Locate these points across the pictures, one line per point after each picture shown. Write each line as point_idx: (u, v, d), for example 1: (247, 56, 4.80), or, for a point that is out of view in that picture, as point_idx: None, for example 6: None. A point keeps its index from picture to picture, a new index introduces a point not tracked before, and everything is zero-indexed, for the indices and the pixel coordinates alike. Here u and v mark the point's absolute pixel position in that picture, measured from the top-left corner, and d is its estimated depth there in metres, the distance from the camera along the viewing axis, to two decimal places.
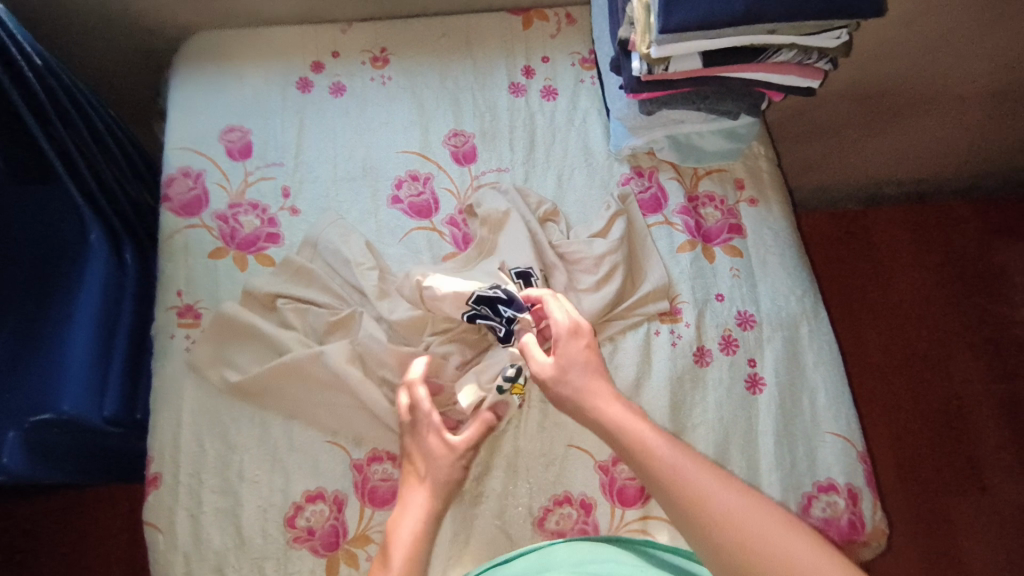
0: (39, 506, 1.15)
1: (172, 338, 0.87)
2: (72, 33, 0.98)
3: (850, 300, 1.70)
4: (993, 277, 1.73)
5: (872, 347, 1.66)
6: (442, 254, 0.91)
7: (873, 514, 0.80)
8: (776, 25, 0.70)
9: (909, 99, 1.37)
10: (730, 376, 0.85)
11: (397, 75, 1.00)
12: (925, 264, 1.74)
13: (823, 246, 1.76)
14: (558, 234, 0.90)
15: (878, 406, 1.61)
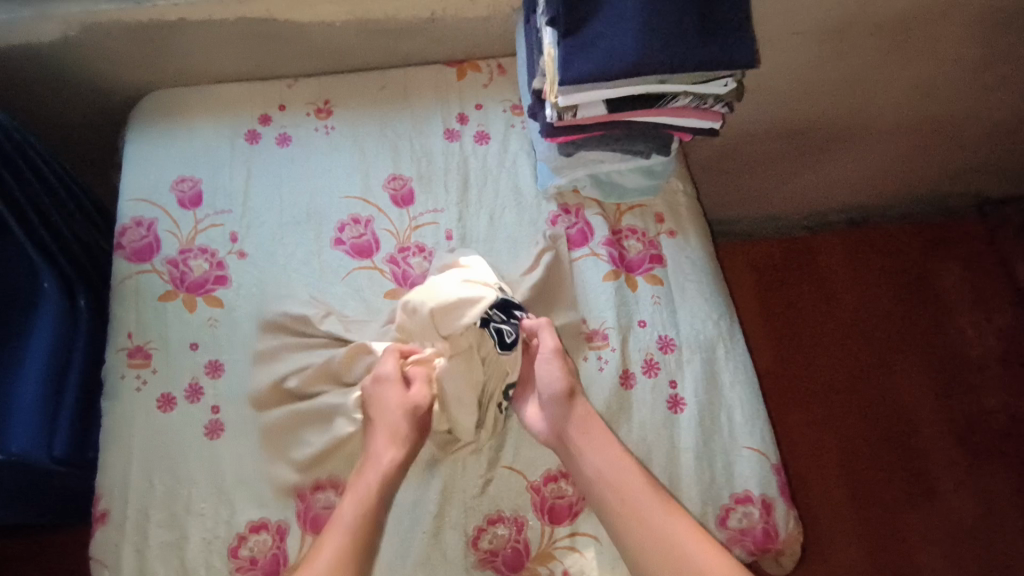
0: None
1: (123, 378, 0.91)
2: (31, 94, 1.04)
3: (799, 323, 1.77)
4: (935, 296, 1.80)
5: (818, 368, 1.72)
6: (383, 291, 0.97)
7: (787, 522, 0.85)
8: (668, 75, 0.78)
9: (829, 131, 1.48)
10: (653, 397, 0.90)
11: (340, 125, 1.07)
12: (869, 285, 1.81)
13: (771, 272, 1.82)
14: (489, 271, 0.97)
15: (825, 426, 1.66)
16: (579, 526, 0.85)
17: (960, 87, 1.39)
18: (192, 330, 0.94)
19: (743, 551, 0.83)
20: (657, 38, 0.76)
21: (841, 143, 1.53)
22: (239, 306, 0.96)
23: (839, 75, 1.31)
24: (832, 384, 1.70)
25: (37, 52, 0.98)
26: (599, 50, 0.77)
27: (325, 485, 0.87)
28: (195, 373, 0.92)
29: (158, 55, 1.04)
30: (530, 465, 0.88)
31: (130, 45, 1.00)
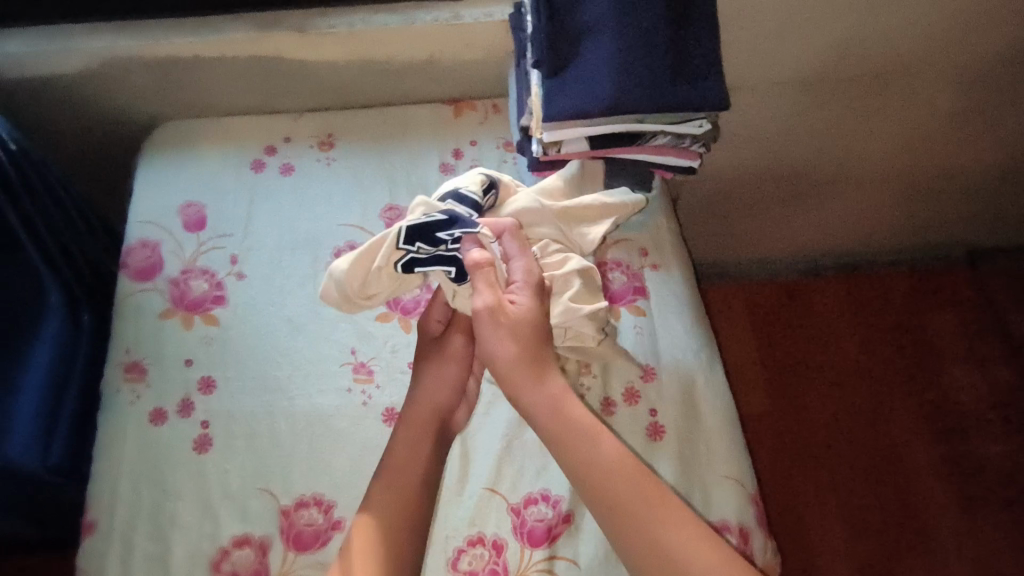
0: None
1: (119, 392, 0.94)
2: (51, 122, 1.11)
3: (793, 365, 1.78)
4: (926, 345, 1.81)
5: (811, 412, 1.73)
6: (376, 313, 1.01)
7: (764, 552, 0.85)
8: (644, 115, 0.84)
9: (820, 177, 1.53)
10: (632, 424, 0.93)
11: (341, 157, 1.12)
12: (860, 333, 1.83)
13: (765, 314, 1.85)
14: None
15: (818, 470, 1.66)
16: (558, 549, 0.86)
17: (942, 137, 1.44)
18: (188, 347, 0.98)
19: None
20: (634, 80, 0.81)
21: (830, 189, 1.58)
22: (234, 325, 1.00)
23: (822, 121, 1.36)
24: (825, 428, 1.71)
25: (60, 82, 1.05)
26: (579, 91, 0.83)
27: (309, 502, 0.88)
28: (189, 388, 0.95)
29: (172, 88, 1.10)
30: (511, 487, 0.90)
31: (146, 78, 1.07)
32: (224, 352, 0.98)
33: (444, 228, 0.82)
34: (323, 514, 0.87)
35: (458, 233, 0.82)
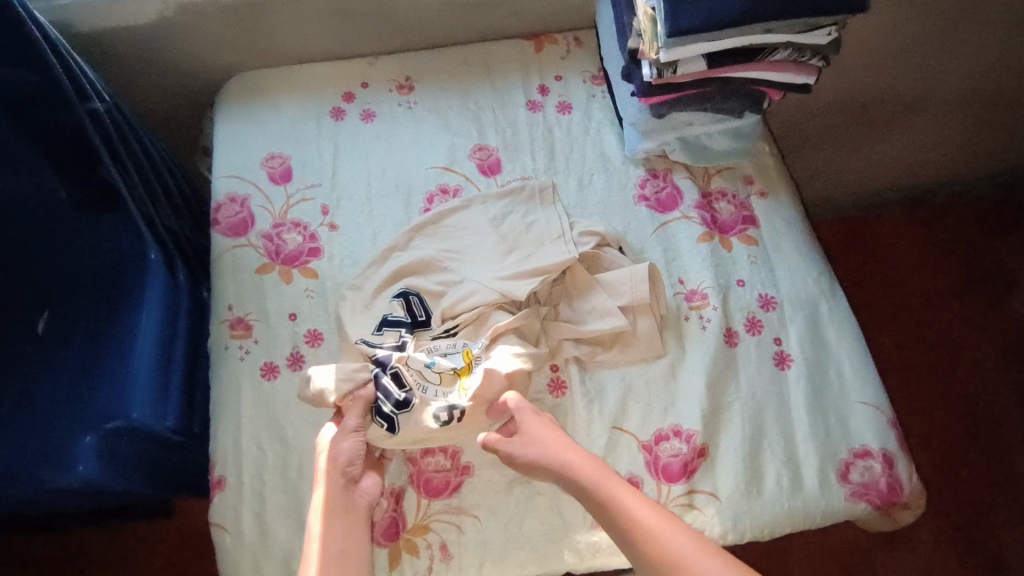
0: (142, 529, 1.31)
1: (227, 349, 0.92)
2: (125, 82, 1.08)
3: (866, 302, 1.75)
4: (999, 284, 1.77)
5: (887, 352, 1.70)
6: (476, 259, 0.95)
7: (909, 477, 0.83)
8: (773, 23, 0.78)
9: (896, 105, 1.48)
10: (758, 355, 0.90)
11: (422, 100, 1.08)
12: (931, 273, 1.79)
13: (832, 253, 1.82)
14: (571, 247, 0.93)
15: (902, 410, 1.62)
16: (695, 483, 0.84)
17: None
18: (290, 301, 0.95)
19: (869, 505, 0.82)
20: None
21: (905, 116, 1.53)
22: (334, 277, 0.96)
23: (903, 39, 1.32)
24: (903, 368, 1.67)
25: (132, 35, 1.01)
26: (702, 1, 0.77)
27: (434, 449, 0.88)
28: (296, 342, 0.93)
29: (245, 36, 1.06)
30: (639, 424, 0.87)
31: (221, 24, 1.03)
32: (328, 303, 0.95)
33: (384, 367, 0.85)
34: (451, 460, 0.87)
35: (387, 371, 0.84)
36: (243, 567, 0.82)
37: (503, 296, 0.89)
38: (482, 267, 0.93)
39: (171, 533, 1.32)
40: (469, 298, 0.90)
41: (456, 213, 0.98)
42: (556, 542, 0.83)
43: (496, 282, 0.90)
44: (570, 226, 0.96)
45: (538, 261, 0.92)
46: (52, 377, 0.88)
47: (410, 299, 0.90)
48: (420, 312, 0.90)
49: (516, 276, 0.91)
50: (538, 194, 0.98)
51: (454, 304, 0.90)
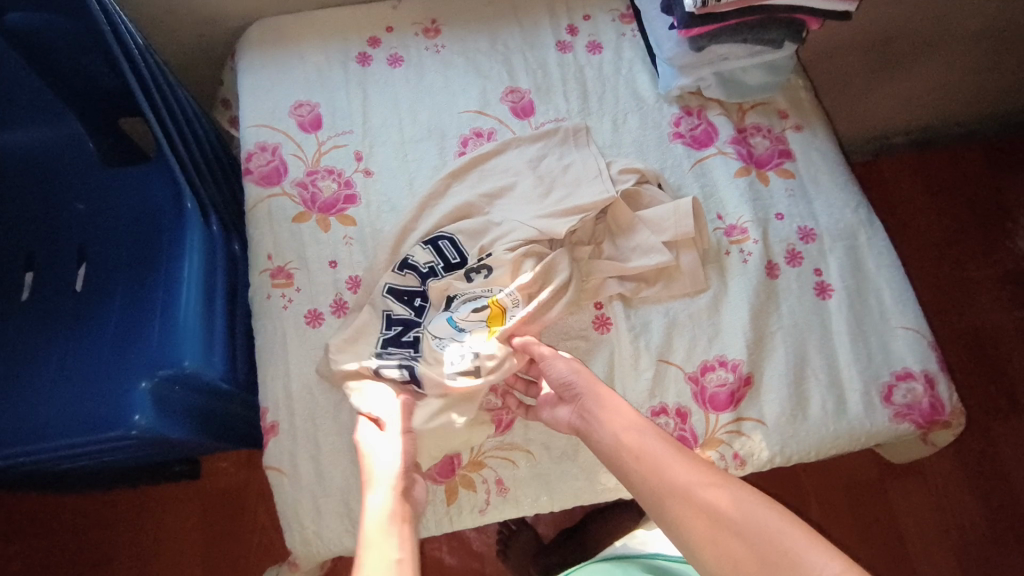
0: (181, 491, 1.32)
1: (269, 298, 0.91)
2: (146, 30, 1.07)
3: None
4: (1007, 223, 1.81)
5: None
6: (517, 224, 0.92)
7: (950, 397, 0.85)
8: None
9: (911, 42, 1.50)
10: (799, 285, 0.91)
11: (450, 43, 1.07)
12: (940, 215, 1.81)
13: None
14: (607, 184, 0.92)
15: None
16: (743, 411, 0.85)
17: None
18: (329, 248, 0.94)
19: (912, 425, 0.84)
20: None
21: (920, 56, 1.55)
22: (372, 223, 0.96)
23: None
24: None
25: None
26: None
27: None
28: (339, 289, 0.92)
29: None
30: (686, 357, 0.88)
31: None
32: (367, 249, 0.94)
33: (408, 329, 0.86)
34: (499, 398, 0.87)
35: (410, 335, 0.86)
36: (301, 511, 0.81)
37: (542, 235, 0.89)
38: (520, 210, 0.92)
39: (206, 493, 1.33)
40: (509, 235, 0.89)
41: (492, 156, 0.97)
42: (610, 473, 0.85)
43: (535, 220, 0.89)
44: (608, 166, 0.95)
45: (578, 198, 0.91)
46: (96, 329, 0.87)
47: (442, 244, 0.89)
48: (454, 255, 0.89)
49: (549, 216, 0.90)
50: (568, 137, 0.97)
51: (492, 242, 0.89)
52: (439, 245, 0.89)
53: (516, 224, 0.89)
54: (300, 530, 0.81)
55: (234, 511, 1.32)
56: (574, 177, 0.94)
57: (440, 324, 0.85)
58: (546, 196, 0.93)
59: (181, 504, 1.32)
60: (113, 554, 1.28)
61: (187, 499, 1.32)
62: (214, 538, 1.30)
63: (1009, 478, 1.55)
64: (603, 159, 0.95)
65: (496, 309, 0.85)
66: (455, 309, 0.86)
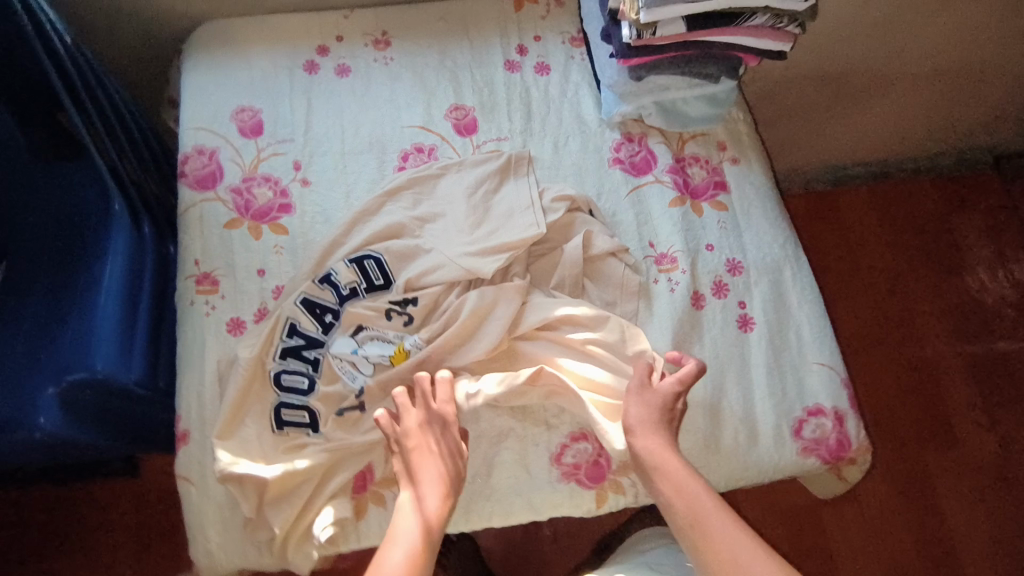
0: (110, 490, 1.31)
1: (192, 304, 0.91)
2: (87, 24, 1.05)
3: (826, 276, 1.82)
4: (955, 258, 1.85)
5: (847, 329, 1.77)
6: (448, 246, 0.92)
7: (857, 433, 0.87)
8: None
9: (865, 77, 1.53)
10: (723, 318, 0.92)
11: (399, 56, 1.07)
12: (892, 251, 1.85)
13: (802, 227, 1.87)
14: (535, 215, 0.92)
15: (858, 383, 1.71)
16: None
17: (980, 26, 1.45)
18: (259, 256, 0.94)
19: (818, 459, 0.85)
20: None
21: (875, 90, 1.58)
22: (305, 233, 0.96)
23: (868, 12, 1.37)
24: (860, 346, 1.75)
25: None
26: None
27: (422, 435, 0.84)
28: (264, 298, 0.92)
29: None
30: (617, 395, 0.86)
31: None
32: (297, 260, 0.94)
33: (308, 345, 0.89)
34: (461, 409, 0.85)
35: (313, 355, 0.89)
36: (207, 518, 0.83)
37: (468, 274, 0.90)
38: (451, 241, 0.92)
39: (135, 493, 1.31)
40: (435, 272, 0.90)
41: (429, 174, 0.98)
42: (520, 496, 0.85)
43: (464, 258, 0.90)
44: (540, 193, 0.96)
45: (507, 233, 0.92)
46: (11, 328, 0.86)
47: (365, 264, 0.91)
48: (378, 277, 0.92)
49: (480, 254, 0.90)
50: (510, 163, 0.97)
51: (418, 276, 0.90)
52: (366, 265, 0.91)
53: (444, 259, 0.91)
54: (204, 542, 0.82)
55: (162, 513, 1.30)
56: (509, 198, 0.95)
57: (343, 347, 0.88)
58: (477, 227, 0.94)
59: (108, 504, 1.30)
60: (43, 550, 1.27)
61: (115, 499, 1.30)
62: (139, 539, 1.28)
63: (939, 510, 1.59)
64: (541, 183, 0.97)
65: (400, 355, 0.88)
66: (362, 341, 0.89)
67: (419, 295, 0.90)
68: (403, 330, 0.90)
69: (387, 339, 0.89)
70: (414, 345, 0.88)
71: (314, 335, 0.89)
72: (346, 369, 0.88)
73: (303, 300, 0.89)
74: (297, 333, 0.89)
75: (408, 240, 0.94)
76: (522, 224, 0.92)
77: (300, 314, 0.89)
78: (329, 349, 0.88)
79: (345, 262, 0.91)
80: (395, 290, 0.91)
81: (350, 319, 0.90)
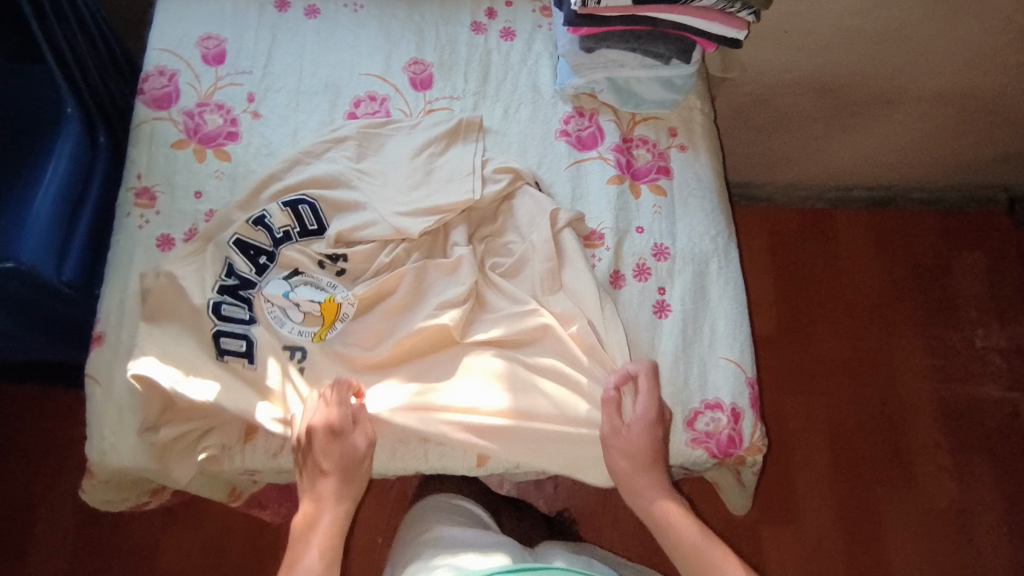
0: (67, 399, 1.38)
1: (128, 216, 0.94)
2: None
3: (806, 294, 1.78)
4: (947, 297, 1.79)
5: (820, 352, 1.72)
6: (376, 192, 0.92)
7: (753, 432, 0.85)
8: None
9: (866, 93, 1.48)
10: (639, 300, 0.91)
11: (368, 5, 1.08)
12: (881, 282, 1.80)
13: (790, 242, 1.83)
14: (469, 182, 0.91)
15: (822, 409, 1.67)
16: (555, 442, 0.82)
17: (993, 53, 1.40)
18: (198, 179, 0.96)
19: (705, 452, 0.84)
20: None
21: (876, 108, 1.53)
22: (246, 162, 0.98)
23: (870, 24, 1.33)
24: (831, 372, 1.70)
25: None
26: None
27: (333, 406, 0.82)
28: (196, 220, 0.94)
29: None
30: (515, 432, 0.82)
31: None
32: (233, 186, 0.96)
33: (245, 285, 0.88)
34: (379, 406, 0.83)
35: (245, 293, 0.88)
36: (106, 418, 0.85)
37: (396, 232, 0.89)
38: (387, 199, 0.91)
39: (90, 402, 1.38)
40: (368, 228, 0.90)
41: (374, 124, 0.97)
42: (407, 444, 0.86)
43: (394, 217, 0.89)
44: (484, 163, 0.94)
45: (438, 200, 0.90)
46: None
47: (300, 208, 0.91)
48: (312, 222, 0.91)
49: (409, 211, 0.90)
50: (461, 126, 0.96)
51: (352, 229, 0.89)
52: (300, 210, 0.91)
53: (378, 217, 0.90)
54: (99, 441, 0.84)
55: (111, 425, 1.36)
56: (454, 155, 0.94)
57: (275, 292, 0.87)
58: (414, 189, 0.92)
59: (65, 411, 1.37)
60: (4, 442, 1.35)
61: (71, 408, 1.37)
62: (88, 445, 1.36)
63: (884, 547, 1.55)
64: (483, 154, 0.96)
65: (331, 305, 0.87)
66: (294, 285, 0.89)
67: (351, 252, 0.90)
68: (332, 280, 0.90)
69: (318, 286, 0.89)
70: (345, 298, 0.88)
71: (248, 275, 0.89)
72: (277, 314, 0.87)
73: (237, 241, 0.89)
74: (232, 272, 0.88)
75: (346, 194, 0.92)
76: (453, 184, 0.91)
77: (235, 253, 0.89)
78: (260, 290, 0.88)
79: (280, 205, 0.91)
80: (324, 242, 0.90)
81: (284, 265, 0.90)
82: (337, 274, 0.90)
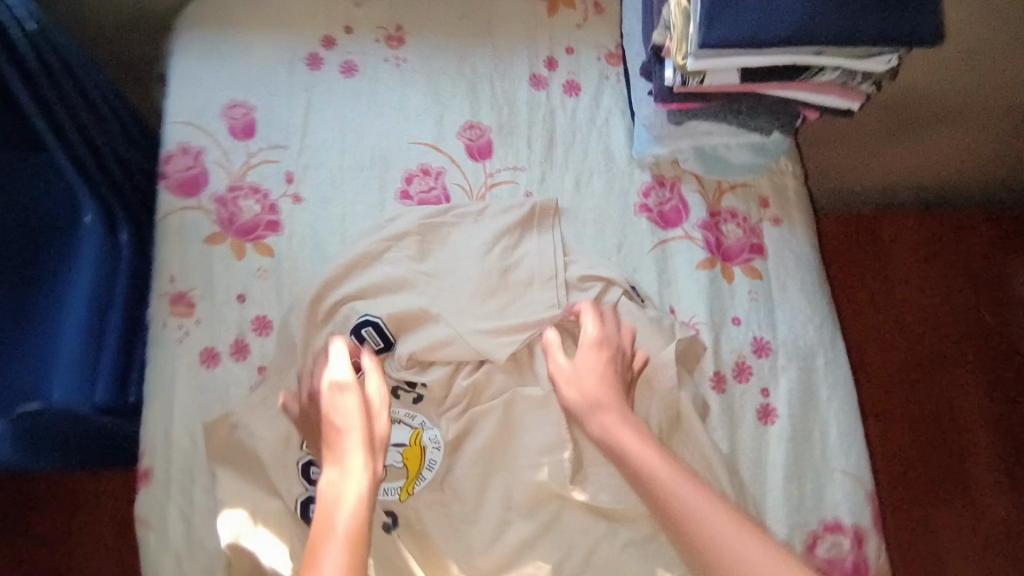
0: None
1: (164, 328, 0.84)
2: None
3: (869, 294, 1.49)
4: (996, 290, 1.48)
5: (884, 360, 1.45)
6: (443, 299, 0.83)
7: (877, 557, 0.78)
8: (829, 45, 0.64)
9: (930, 109, 1.22)
10: (742, 405, 0.84)
11: (412, 58, 0.94)
12: (997, 266, 1.49)
13: (844, 242, 1.51)
14: (547, 297, 0.84)
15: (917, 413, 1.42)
16: None
17: None
18: (241, 280, 0.86)
19: None
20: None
21: (938, 125, 1.27)
22: (293, 258, 0.87)
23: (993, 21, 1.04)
24: (917, 363, 1.45)
25: None
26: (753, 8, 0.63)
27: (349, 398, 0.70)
28: (243, 329, 0.85)
29: None
30: None
31: None
32: (281, 288, 0.86)
33: None
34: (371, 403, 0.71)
35: None
36: (162, 569, 0.76)
37: (477, 354, 0.81)
38: (461, 309, 0.82)
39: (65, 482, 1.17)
40: (444, 349, 0.81)
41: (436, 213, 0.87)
42: None
43: (474, 336, 0.81)
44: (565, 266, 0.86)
45: (520, 316, 0.83)
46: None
47: (365, 331, 0.80)
48: (378, 344, 0.81)
49: (490, 330, 0.81)
50: (534, 211, 0.88)
51: (425, 350, 0.80)
52: (365, 336, 0.80)
53: (454, 335, 0.81)
54: None
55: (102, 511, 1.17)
56: (531, 251, 0.86)
57: None
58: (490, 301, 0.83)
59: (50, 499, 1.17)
60: None
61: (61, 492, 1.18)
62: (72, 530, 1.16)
63: None
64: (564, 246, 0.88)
65: (415, 449, 0.79)
66: None
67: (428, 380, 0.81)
68: (410, 412, 0.81)
69: (396, 420, 0.81)
70: (432, 440, 0.80)
71: None
72: None
73: None
74: None
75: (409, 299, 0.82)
76: (532, 295, 0.84)
77: None
78: None
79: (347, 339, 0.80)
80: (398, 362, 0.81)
81: None
82: (413, 400, 0.82)
